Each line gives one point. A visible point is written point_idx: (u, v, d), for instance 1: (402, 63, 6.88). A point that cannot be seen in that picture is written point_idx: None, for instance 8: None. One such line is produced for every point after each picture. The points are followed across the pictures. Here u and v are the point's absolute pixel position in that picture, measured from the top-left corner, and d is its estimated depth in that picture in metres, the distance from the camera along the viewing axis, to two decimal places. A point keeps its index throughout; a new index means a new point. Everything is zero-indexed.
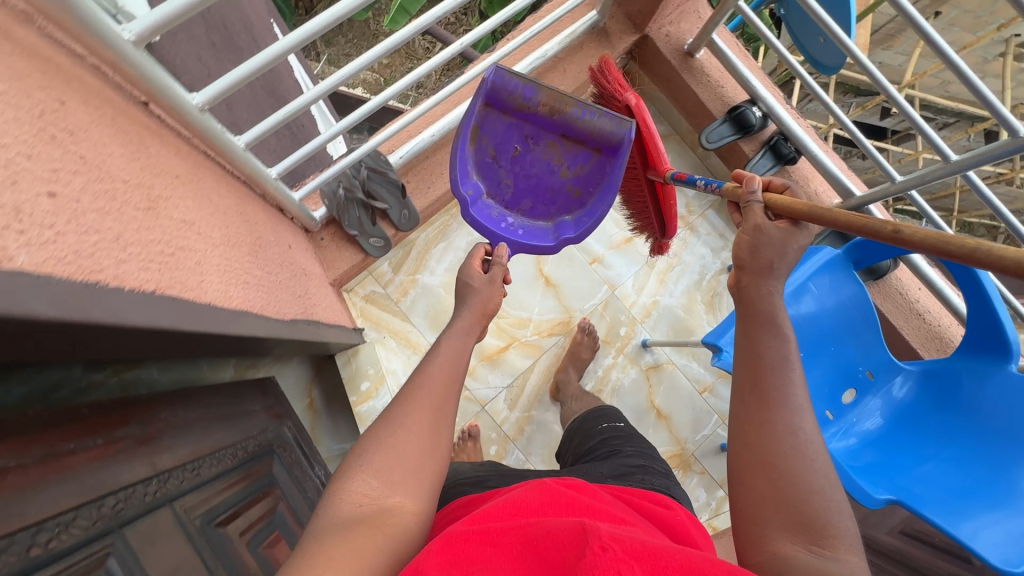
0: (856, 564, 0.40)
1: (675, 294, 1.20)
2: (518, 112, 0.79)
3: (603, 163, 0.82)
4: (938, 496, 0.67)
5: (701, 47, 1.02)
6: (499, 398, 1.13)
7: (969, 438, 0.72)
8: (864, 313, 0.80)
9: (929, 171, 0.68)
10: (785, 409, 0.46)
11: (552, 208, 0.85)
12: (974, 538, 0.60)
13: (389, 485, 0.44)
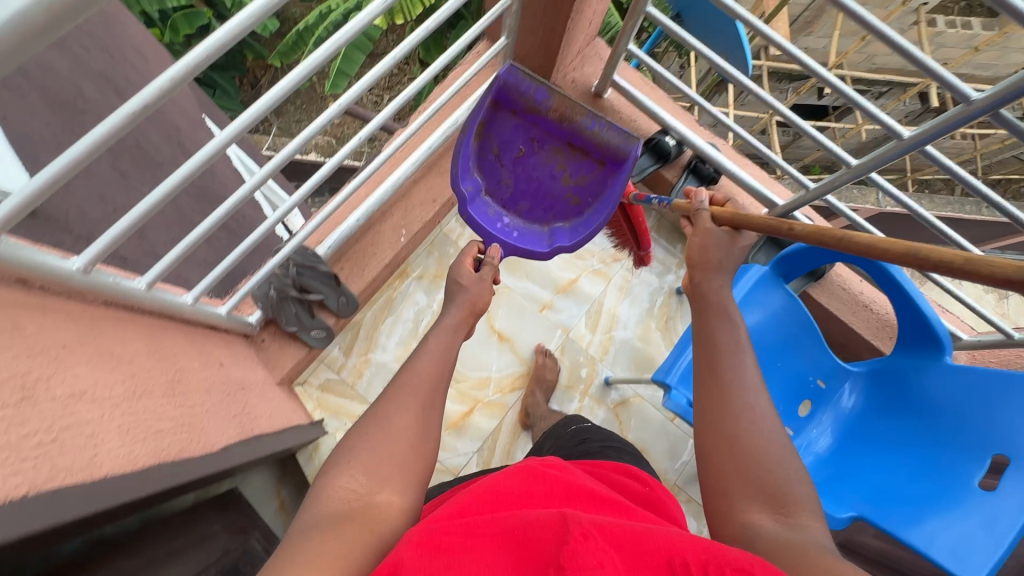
0: (816, 527, 0.49)
1: (630, 327, 1.39)
2: (528, 113, 0.93)
3: (605, 175, 0.97)
4: (905, 508, 0.83)
5: (606, 87, 1.22)
6: (472, 463, 1.24)
7: (926, 435, 0.90)
8: (802, 329, 1.02)
9: (838, 177, 0.91)
10: (742, 389, 0.59)
11: (550, 213, 0.99)
12: (932, 545, 0.76)
13: (371, 479, 0.52)
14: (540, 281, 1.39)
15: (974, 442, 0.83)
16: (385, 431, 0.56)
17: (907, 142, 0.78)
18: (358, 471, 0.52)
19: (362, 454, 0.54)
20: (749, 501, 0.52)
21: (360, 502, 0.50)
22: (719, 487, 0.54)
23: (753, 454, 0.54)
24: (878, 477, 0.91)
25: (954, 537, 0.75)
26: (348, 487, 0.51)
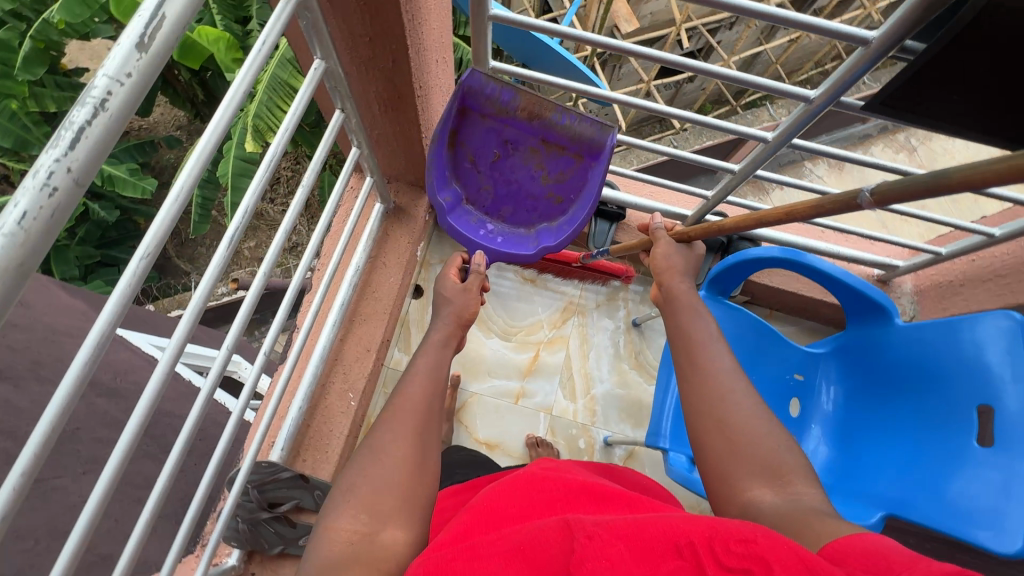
0: (809, 490, 0.54)
1: (606, 377, 1.35)
2: (499, 117, 0.94)
3: (585, 167, 0.97)
4: (927, 489, 0.82)
5: None
6: None
7: (911, 401, 0.92)
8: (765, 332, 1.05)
9: (728, 184, 0.98)
10: (718, 376, 0.63)
11: (534, 213, 1.02)
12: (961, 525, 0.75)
13: (374, 515, 0.53)
14: (502, 372, 1.34)
15: (948, 398, 0.86)
16: (385, 460, 0.57)
17: (773, 142, 0.86)
18: (360, 509, 0.53)
19: (364, 489, 0.55)
20: (747, 477, 0.56)
21: (371, 541, 0.51)
22: (719, 469, 0.58)
23: (741, 431, 0.59)
24: (881, 460, 0.92)
25: (971, 505, 0.75)
26: (352, 526, 0.52)
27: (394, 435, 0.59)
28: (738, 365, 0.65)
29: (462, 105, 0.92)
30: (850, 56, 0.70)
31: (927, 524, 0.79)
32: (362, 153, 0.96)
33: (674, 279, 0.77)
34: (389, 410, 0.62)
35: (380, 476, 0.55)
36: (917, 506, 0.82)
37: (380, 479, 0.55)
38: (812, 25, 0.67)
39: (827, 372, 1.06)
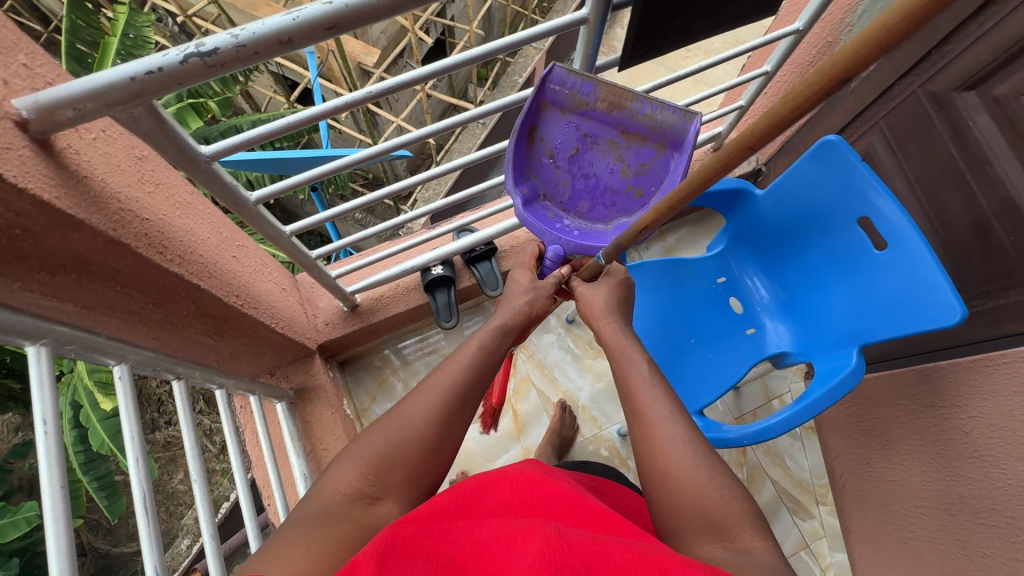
0: (748, 536, 0.58)
1: (582, 384, 1.30)
2: (576, 111, 0.84)
3: (666, 158, 0.85)
4: (874, 303, 0.82)
5: (354, 298, 1.13)
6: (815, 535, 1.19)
7: (796, 226, 0.92)
8: (705, 328, 1.01)
9: None
10: (660, 429, 0.69)
11: (610, 207, 0.90)
12: (916, 321, 0.75)
13: (380, 482, 0.63)
14: (500, 452, 1.24)
15: (828, 217, 0.87)
16: (411, 432, 0.66)
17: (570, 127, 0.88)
18: (363, 473, 0.63)
19: (379, 452, 0.65)
20: (699, 535, 0.60)
21: (365, 505, 0.61)
22: (677, 521, 0.62)
23: (685, 478, 0.64)
24: (820, 298, 0.91)
25: (903, 277, 0.77)
26: (356, 484, 0.62)
27: (428, 413, 0.68)
28: (673, 415, 0.70)
29: (539, 97, 0.83)
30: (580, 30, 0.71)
31: (891, 337, 0.78)
32: (228, 385, 0.86)
33: (604, 322, 0.84)
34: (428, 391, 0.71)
35: (399, 438, 0.66)
36: (870, 327, 0.81)
37: (394, 449, 0.65)
38: (607, 15, 0.67)
39: (747, 286, 1.03)
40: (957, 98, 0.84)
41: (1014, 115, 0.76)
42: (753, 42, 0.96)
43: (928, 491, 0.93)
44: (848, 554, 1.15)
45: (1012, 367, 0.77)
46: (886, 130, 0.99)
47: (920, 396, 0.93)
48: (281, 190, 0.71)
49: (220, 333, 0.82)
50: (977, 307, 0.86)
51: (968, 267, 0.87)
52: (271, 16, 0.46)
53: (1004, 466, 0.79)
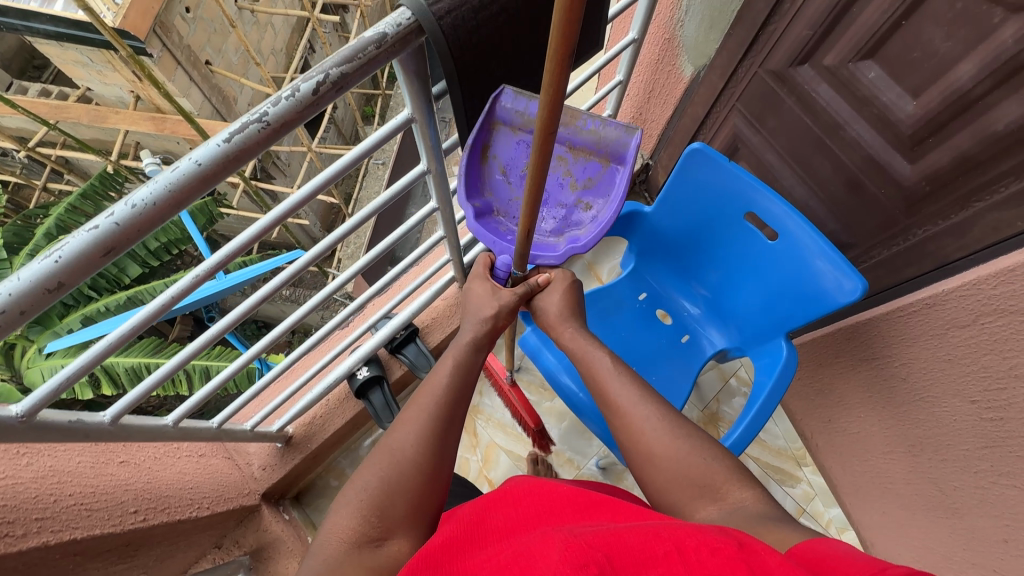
0: (733, 486, 0.62)
1: (550, 430, 1.26)
2: (527, 130, 0.71)
3: (613, 173, 0.79)
4: (787, 291, 0.82)
5: (285, 432, 1.04)
6: (808, 503, 1.20)
7: (694, 230, 0.92)
8: (644, 352, 0.99)
9: (450, 244, 0.96)
10: (633, 417, 0.71)
11: (562, 222, 0.82)
12: (830, 298, 0.76)
13: (384, 520, 0.57)
14: None
15: (718, 217, 0.87)
16: (405, 462, 0.61)
17: (441, 209, 0.82)
18: (364, 513, 0.57)
19: (377, 490, 0.59)
20: (696, 501, 0.63)
21: (373, 547, 0.54)
22: (675, 494, 0.65)
23: (671, 455, 0.66)
24: (734, 296, 0.92)
25: (801, 259, 0.79)
26: (359, 529, 0.55)
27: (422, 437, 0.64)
28: (642, 396, 0.73)
29: (488, 116, 0.69)
30: (416, 134, 0.66)
31: (812, 319, 0.79)
32: None
33: (562, 328, 0.83)
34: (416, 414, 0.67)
35: (398, 462, 0.61)
36: (786, 313, 0.83)
37: (396, 479, 0.60)
38: (431, 107, 0.62)
39: (671, 296, 1.03)
40: (794, 73, 0.86)
41: (849, 81, 0.78)
42: (598, 62, 0.96)
43: (891, 437, 0.95)
44: (842, 508, 1.16)
45: (921, 314, 0.79)
46: (744, 111, 1.00)
47: (855, 351, 0.96)
48: (129, 406, 0.60)
49: (132, 553, 0.73)
50: (877, 256, 0.89)
51: (856, 225, 0.90)
52: (27, 268, 0.40)
53: (946, 403, 0.81)
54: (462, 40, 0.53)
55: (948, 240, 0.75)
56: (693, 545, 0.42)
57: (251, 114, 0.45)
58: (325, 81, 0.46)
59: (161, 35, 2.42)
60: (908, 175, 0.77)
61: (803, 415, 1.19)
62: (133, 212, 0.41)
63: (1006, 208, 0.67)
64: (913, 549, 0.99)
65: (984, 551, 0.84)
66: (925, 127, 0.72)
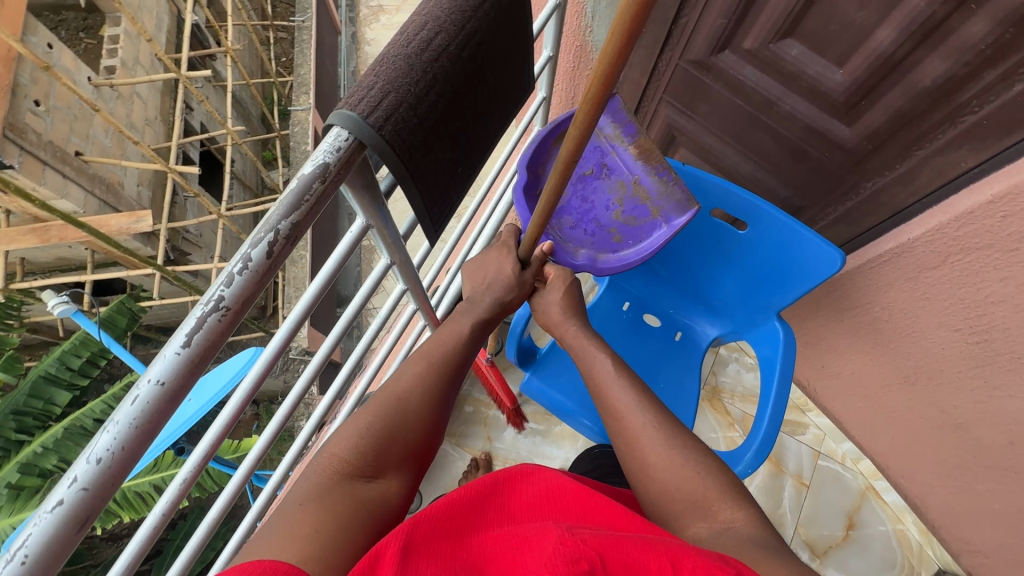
0: (718, 500, 0.61)
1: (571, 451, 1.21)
2: (609, 141, 0.92)
3: (653, 225, 0.88)
4: (766, 270, 0.84)
5: None
6: (823, 444, 1.28)
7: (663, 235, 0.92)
8: (645, 363, 0.99)
9: (424, 314, 0.89)
10: (635, 444, 0.69)
11: (592, 237, 0.96)
12: (808, 273, 0.79)
13: (379, 461, 0.61)
14: None
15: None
16: (411, 416, 0.67)
17: (411, 287, 0.77)
18: (361, 449, 0.60)
19: (379, 432, 0.63)
20: (687, 517, 0.61)
21: (364, 483, 0.58)
22: (671, 518, 0.63)
23: (669, 476, 0.65)
24: (714, 286, 0.93)
25: (775, 243, 0.80)
26: (353, 463, 0.59)
27: (427, 397, 0.70)
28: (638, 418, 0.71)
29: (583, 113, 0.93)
30: (375, 237, 0.61)
31: (802, 294, 0.81)
32: None
33: (565, 326, 0.85)
34: (424, 367, 0.74)
35: (399, 411, 0.66)
36: (770, 296, 0.85)
37: (396, 422, 0.65)
38: (386, 209, 0.56)
39: (654, 301, 1.03)
40: (716, 60, 0.86)
41: (772, 61, 0.79)
42: None
43: (884, 372, 1.01)
44: (853, 441, 1.24)
45: (891, 263, 0.83)
46: (674, 101, 1.00)
47: (834, 303, 1.00)
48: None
49: None
50: (833, 213, 0.92)
51: (806, 188, 0.93)
52: None
53: (930, 336, 0.86)
54: (409, 142, 0.48)
55: (897, 189, 0.79)
56: (687, 566, 0.44)
57: (204, 303, 0.38)
58: (277, 239, 0.41)
59: (14, 139, 2.14)
60: (848, 136, 0.79)
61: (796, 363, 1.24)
62: (97, 468, 0.34)
63: (948, 152, 0.70)
64: (929, 465, 1.06)
65: (995, 453, 0.91)
66: (857, 92, 0.74)
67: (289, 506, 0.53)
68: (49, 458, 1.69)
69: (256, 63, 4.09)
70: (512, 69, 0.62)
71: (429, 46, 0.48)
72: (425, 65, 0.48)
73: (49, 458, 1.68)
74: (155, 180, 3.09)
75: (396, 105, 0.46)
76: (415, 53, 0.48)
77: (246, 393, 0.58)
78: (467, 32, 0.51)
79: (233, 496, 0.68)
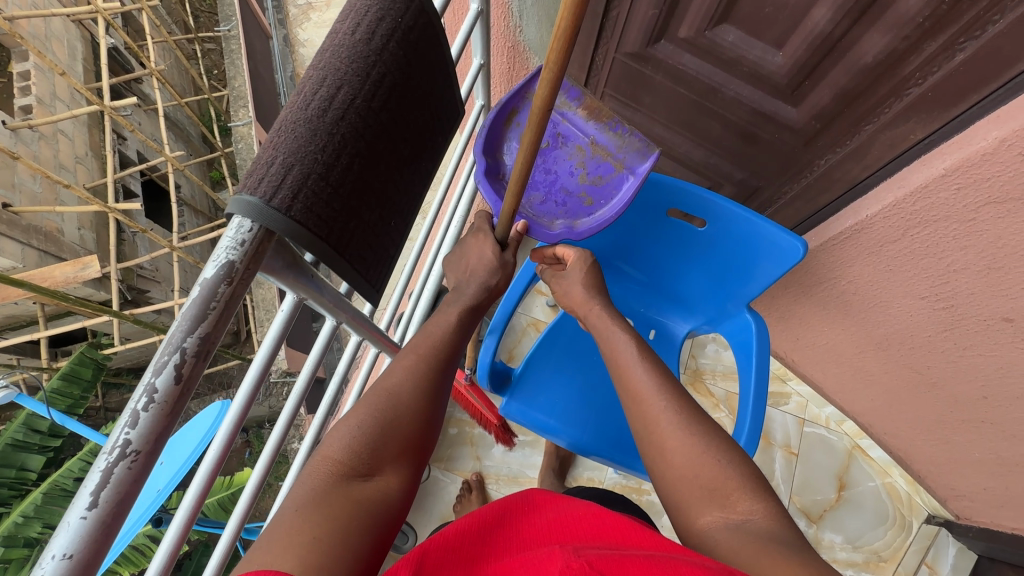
0: (739, 488, 0.58)
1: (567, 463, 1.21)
2: (558, 109, 0.88)
3: (621, 178, 0.86)
4: (731, 261, 0.82)
5: None
6: (807, 411, 1.29)
7: (623, 238, 0.89)
8: None
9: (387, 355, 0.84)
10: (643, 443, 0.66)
11: (562, 208, 0.92)
12: (769, 268, 0.78)
13: (374, 457, 0.57)
14: None
15: (640, 217, 0.84)
16: (402, 407, 0.62)
17: (365, 334, 0.73)
18: (354, 448, 0.57)
19: (371, 428, 0.59)
20: (699, 504, 0.58)
21: (361, 482, 0.55)
22: (686, 512, 0.60)
23: (685, 466, 0.61)
24: (681, 282, 0.90)
25: (738, 238, 0.78)
26: (345, 462, 0.55)
27: (418, 389, 0.66)
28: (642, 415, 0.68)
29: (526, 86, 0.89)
30: (314, 305, 0.56)
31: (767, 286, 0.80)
32: None
33: (589, 306, 0.81)
34: (413, 361, 0.69)
35: (392, 405, 0.62)
36: (739, 287, 0.83)
37: (389, 419, 0.61)
38: (315, 279, 0.51)
39: (622, 300, 1.00)
40: (653, 51, 0.82)
41: (710, 49, 0.75)
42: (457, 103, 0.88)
43: (856, 339, 1.01)
44: (834, 405, 1.25)
45: (852, 240, 0.82)
46: (616, 94, 0.96)
47: (801, 279, 0.99)
48: None
49: None
50: (790, 192, 0.90)
51: (759, 170, 0.91)
52: None
53: (898, 304, 0.85)
54: (326, 217, 0.43)
55: (851, 164, 0.77)
56: None
57: (108, 453, 0.34)
58: (185, 360, 0.36)
59: None
60: (796, 116, 0.77)
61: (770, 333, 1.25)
62: None
63: (897, 125, 0.68)
64: (909, 421, 1.08)
65: (969, 408, 0.92)
66: (799, 73, 0.71)
67: (285, 512, 0.49)
68: (32, 527, 1.58)
69: (188, 80, 3.87)
70: (434, 103, 0.56)
71: (331, 104, 0.43)
72: (329, 127, 0.43)
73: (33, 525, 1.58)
74: (97, 220, 2.91)
75: (303, 180, 0.41)
76: (316, 115, 0.42)
77: (223, 444, 0.50)
78: (373, 78, 0.46)
79: (229, 547, 0.63)
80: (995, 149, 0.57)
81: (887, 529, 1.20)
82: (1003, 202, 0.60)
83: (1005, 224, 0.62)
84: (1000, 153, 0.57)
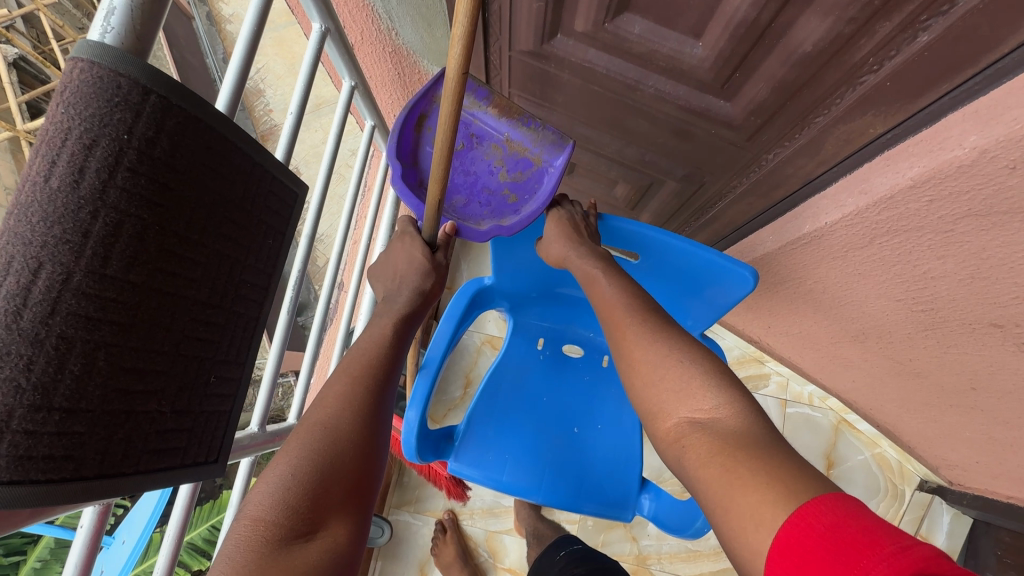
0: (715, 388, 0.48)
1: None
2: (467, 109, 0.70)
3: (545, 171, 0.70)
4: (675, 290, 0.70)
5: None
6: (789, 391, 1.21)
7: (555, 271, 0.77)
8: (578, 402, 0.89)
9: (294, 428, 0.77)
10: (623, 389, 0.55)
11: (485, 211, 0.73)
12: (719, 295, 0.67)
13: (315, 509, 0.48)
14: None
15: None
16: (343, 436, 0.54)
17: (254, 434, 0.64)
18: (289, 504, 0.47)
19: (305, 476, 0.50)
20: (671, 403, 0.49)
21: (301, 543, 0.46)
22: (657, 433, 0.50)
23: (658, 387, 0.51)
24: None
25: (674, 269, 0.67)
26: (280, 521, 0.46)
27: (360, 414, 0.56)
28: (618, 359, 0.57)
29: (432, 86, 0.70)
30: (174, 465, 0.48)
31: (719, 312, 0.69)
32: None
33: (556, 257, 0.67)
34: (346, 386, 0.59)
35: (331, 441, 0.53)
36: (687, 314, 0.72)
37: (330, 459, 0.51)
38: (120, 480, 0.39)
39: (570, 331, 0.90)
40: (552, 49, 0.66)
41: (615, 44, 0.60)
42: (331, 138, 0.72)
43: (830, 331, 0.91)
44: (815, 382, 1.18)
45: (813, 245, 0.70)
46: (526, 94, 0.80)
47: (764, 277, 0.87)
48: None
49: None
50: (740, 186, 0.76)
51: (702, 165, 0.76)
52: None
53: (872, 305, 0.74)
54: (63, 448, 0.32)
55: (803, 160, 0.64)
56: None
57: None
58: None
59: None
60: (733, 112, 0.63)
61: (743, 320, 1.14)
62: None
63: (851, 119, 0.55)
64: (895, 401, 1.00)
65: (957, 396, 0.84)
66: (726, 66, 0.56)
67: None
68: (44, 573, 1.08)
69: None
70: (235, 208, 0.43)
71: (27, 299, 0.30)
72: (35, 330, 0.30)
73: (10, 536, 1.07)
74: None
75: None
76: (2, 325, 0.29)
77: None
78: (99, 236, 0.32)
79: None
80: (974, 160, 0.45)
81: (880, 502, 1.16)
82: (985, 215, 0.48)
83: (989, 237, 0.51)
84: (980, 166, 0.45)
